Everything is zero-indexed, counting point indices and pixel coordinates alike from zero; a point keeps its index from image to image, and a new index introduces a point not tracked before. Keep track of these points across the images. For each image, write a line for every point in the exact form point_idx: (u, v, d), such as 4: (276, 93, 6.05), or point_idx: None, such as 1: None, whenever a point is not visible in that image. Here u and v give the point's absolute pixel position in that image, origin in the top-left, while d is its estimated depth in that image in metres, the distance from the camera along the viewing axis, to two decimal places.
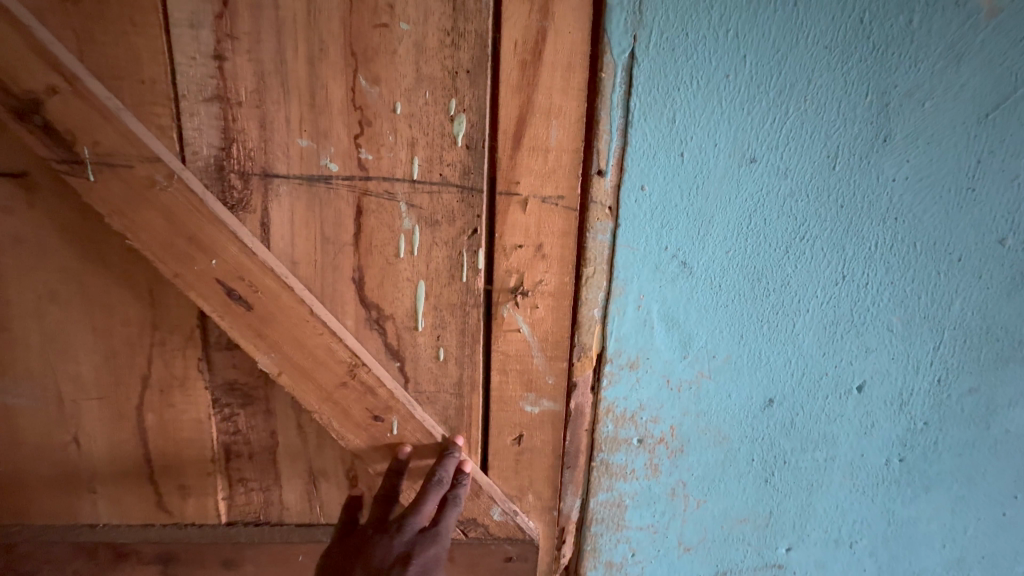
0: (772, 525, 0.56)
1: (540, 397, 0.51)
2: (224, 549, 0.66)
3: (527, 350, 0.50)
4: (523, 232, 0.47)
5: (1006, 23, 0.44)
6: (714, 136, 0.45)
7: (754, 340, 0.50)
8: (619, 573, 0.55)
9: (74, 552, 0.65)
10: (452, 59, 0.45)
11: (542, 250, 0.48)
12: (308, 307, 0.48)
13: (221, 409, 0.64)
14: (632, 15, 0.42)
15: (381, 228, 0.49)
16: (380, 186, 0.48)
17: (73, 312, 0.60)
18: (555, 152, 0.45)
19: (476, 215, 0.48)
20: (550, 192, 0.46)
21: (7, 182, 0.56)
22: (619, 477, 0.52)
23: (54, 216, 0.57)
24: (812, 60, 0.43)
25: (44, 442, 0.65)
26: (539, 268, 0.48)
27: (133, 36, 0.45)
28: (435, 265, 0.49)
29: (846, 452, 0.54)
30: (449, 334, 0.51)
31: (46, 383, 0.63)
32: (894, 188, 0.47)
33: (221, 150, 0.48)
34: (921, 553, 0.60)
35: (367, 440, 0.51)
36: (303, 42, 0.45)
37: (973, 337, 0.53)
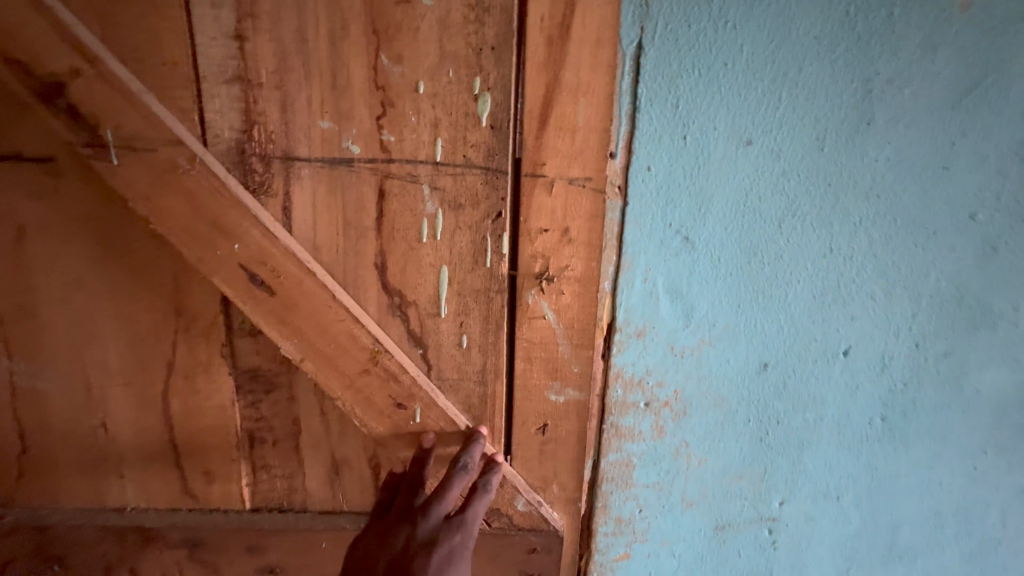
0: (767, 481, 0.60)
1: (564, 387, 0.55)
2: (248, 535, 0.69)
3: (552, 339, 0.54)
4: (550, 217, 0.50)
5: (976, 16, 0.49)
6: (714, 120, 0.48)
7: (750, 309, 0.54)
8: (628, 528, 0.60)
9: (105, 534, 0.68)
10: (477, 34, 0.47)
11: (568, 235, 0.51)
12: (330, 293, 0.51)
13: (245, 395, 0.67)
14: (640, 8, 0.46)
15: (404, 213, 0.52)
16: (403, 169, 0.51)
17: (94, 296, 0.62)
18: (583, 130, 0.48)
19: (501, 198, 0.51)
20: (577, 173, 0.49)
21: (33, 168, 0.58)
22: (627, 439, 0.57)
23: (78, 203, 0.59)
24: (803, 49, 0.47)
25: (72, 427, 0.68)
26: (566, 252, 0.51)
27: (155, 20, 0.48)
28: (461, 251, 0.53)
29: (834, 412, 0.59)
30: (473, 321, 0.54)
31: (73, 369, 0.65)
32: (877, 168, 0.52)
33: (242, 133, 0.51)
34: (900, 505, 0.65)
35: (391, 427, 0.54)
36: (325, 20, 0.47)
37: (949, 304, 0.58)
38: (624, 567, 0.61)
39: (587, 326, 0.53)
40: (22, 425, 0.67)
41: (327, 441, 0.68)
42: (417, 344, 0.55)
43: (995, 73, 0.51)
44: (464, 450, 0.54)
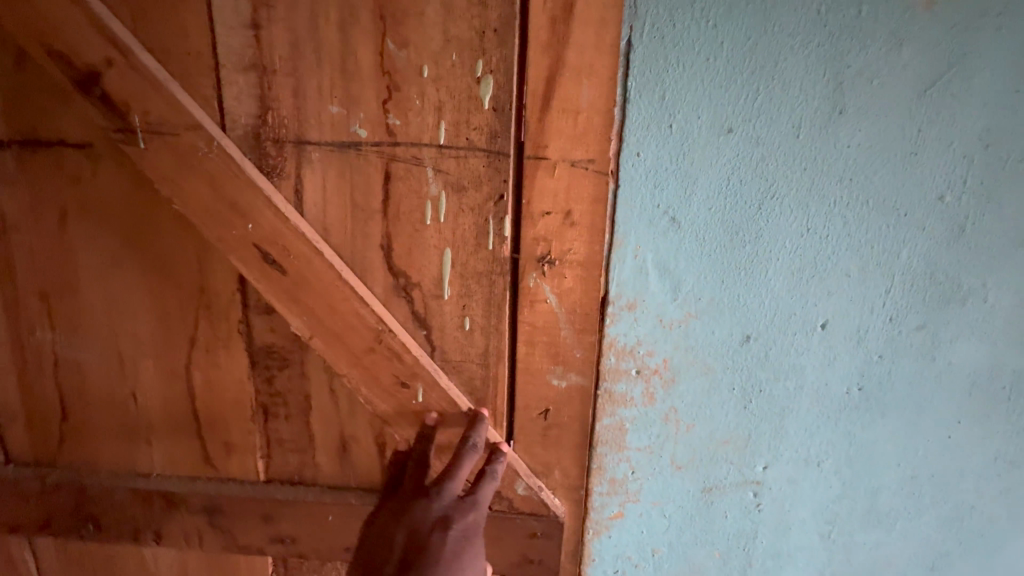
0: (751, 446, 0.65)
1: (567, 371, 0.61)
2: (263, 505, 0.74)
3: (555, 323, 0.59)
4: (553, 199, 0.56)
5: (941, 12, 0.53)
6: (698, 110, 0.53)
7: (733, 284, 0.59)
8: (622, 488, 0.65)
9: (133, 496, 0.74)
10: (480, 17, 0.52)
11: (571, 217, 0.56)
12: (336, 272, 0.58)
13: (262, 371, 0.71)
14: (629, 9, 0.51)
15: (410, 195, 0.58)
16: (408, 152, 0.56)
17: (129, 274, 0.68)
18: (586, 112, 0.53)
19: (503, 179, 0.56)
20: (580, 155, 0.54)
21: (78, 154, 0.63)
22: (621, 404, 0.62)
23: (112, 188, 0.64)
24: (779, 45, 0.52)
25: (108, 397, 0.74)
26: (570, 235, 0.57)
27: (181, 13, 0.54)
28: (466, 235, 0.58)
29: (813, 381, 0.64)
30: (476, 303, 0.60)
31: (108, 343, 0.71)
32: (849, 153, 0.56)
33: (257, 118, 0.56)
34: (879, 471, 0.70)
35: (393, 402, 0.61)
36: (335, 9, 0.53)
37: (920, 281, 0.62)
38: (618, 525, 0.66)
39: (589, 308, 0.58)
40: (63, 393, 0.74)
41: (337, 417, 0.72)
42: (421, 326, 0.62)
43: (959, 65, 0.55)
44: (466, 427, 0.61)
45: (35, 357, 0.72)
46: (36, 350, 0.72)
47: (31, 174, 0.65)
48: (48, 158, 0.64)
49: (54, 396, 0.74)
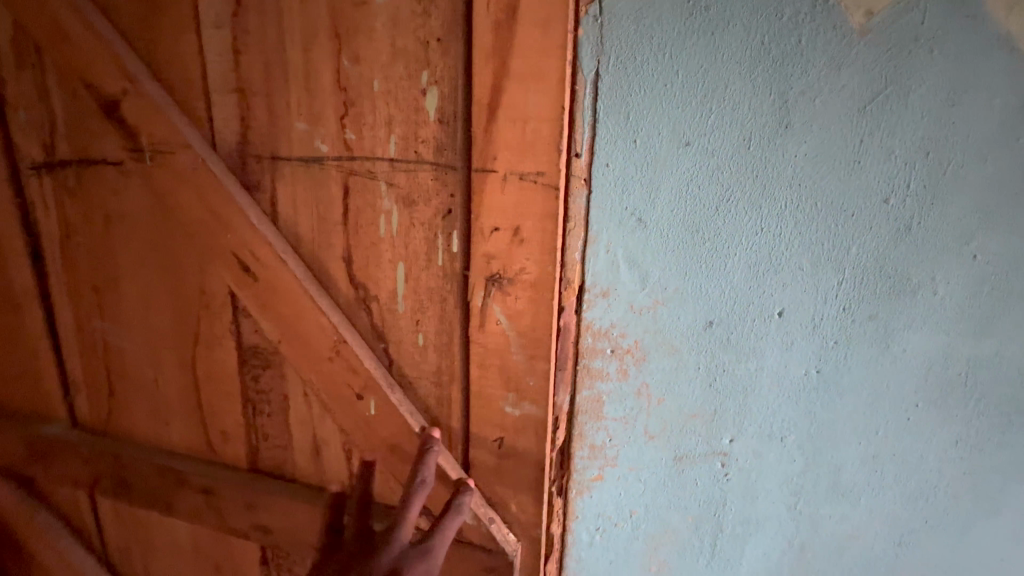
0: (717, 420, 0.74)
1: (520, 401, 0.70)
2: (248, 494, 0.87)
3: (505, 335, 0.68)
4: (503, 218, 0.64)
5: (874, 39, 0.61)
6: (659, 127, 0.63)
7: (696, 276, 0.68)
8: (601, 453, 0.75)
9: (153, 469, 0.91)
10: (424, 27, 0.61)
11: (519, 234, 0.64)
12: (302, 287, 0.72)
13: (250, 369, 0.83)
14: (596, 46, 0.61)
15: (365, 207, 0.69)
16: (363, 166, 0.68)
17: (151, 275, 0.82)
18: (533, 120, 0.60)
19: (449, 193, 0.66)
20: (529, 168, 0.62)
21: (116, 174, 0.78)
22: (598, 378, 0.72)
23: (138, 205, 0.78)
24: (728, 72, 0.61)
25: (140, 376, 0.90)
26: (521, 253, 0.65)
27: (180, 47, 0.70)
28: (423, 251, 0.69)
29: (772, 363, 0.72)
30: (428, 318, 0.72)
31: (139, 331, 0.87)
32: (797, 162, 0.65)
33: (240, 137, 0.71)
34: (839, 448, 0.77)
35: (347, 403, 0.76)
36: (298, 32, 0.65)
37: (871, 274, 0.69)
38: (599, 487, 0.76)
39: (535, 331, 0.67)
40: (109, 373, 0.92)
41: (310, 420, 0.84)
42: (379, 340, 0.75)
43: (894, 84, 0.63)
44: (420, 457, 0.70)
45: (90, 343, 0.91)
46: (90, 337, 0.91)
47: (82, 188, 0.81)
48: (96, 175, 0.79)
49: (104, 375, 0.92)
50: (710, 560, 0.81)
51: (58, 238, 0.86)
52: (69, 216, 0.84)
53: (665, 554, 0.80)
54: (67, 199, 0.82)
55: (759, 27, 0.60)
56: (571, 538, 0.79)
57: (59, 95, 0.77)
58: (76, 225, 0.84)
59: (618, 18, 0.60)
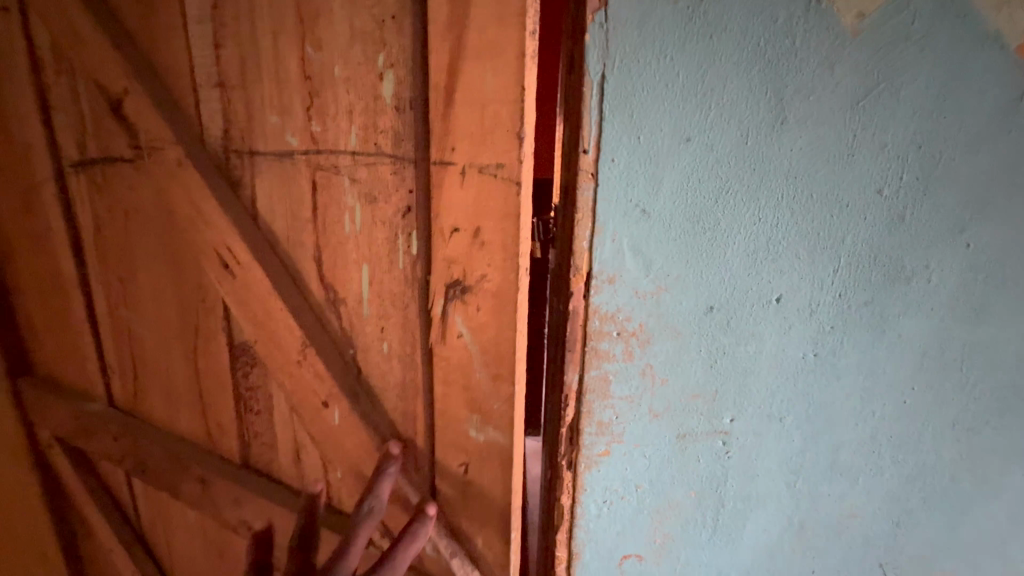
0: (717, 400, 0.78)
1: (484, 425, 0.77)
2: (235, 490, 0.96)
3: (465, 335, 0.73)
4: (464, 222, 0.68)
5: (866, 40, 0.65)
6: (660, 124, 0.68)
7: (697, 264, 0.72)
8: (608, 430, 0.80)
9: (162, 452, 1.01)
10: (379, 9, 0.64)
11: (480, 236, 0.67)
12: (274, 294, 0.80)
13: (242, 364, 0.92)
14: (601, 50, 0.65)
15: (331, 202, 0.75)
16: (329, 159, 0.72)
17: (160, 267, 0.91)
18: (492, 103, 0.61)
19: (408, 190, 0.70)
20: (486, 162, 0.64)
21: (132, 172, 0.86)
22: (605, 359, 0.77)
23: (148, 204, 0.86)
24: (726, 72, 0.66)
25: (154, 361, 1.00)
26: (482, 258, 0.68)
27: (172, 44, 0.76)
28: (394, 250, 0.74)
29: (771, 347, 0.76)
30: (392, 324, 0.78)
31: (152, 319, 0.96)
32: (793, 156, 0.69)
33: (224, 133, 0.78)
34: (837, 429, 0.80)
35: (316, 403, 0.85)
36: (269, 21, 0.69)
37: (866, 262, 0.73)
38: (606, 462, 0.81)
39: (498, 345, 0.72)
40: (129, 361, 1.02)
41: (291, 423, 0.92)
42: (349, 347, 0.83)
43: (886, 81, 0.66)
44: (376, 477, 0.78)
45: (113, 333, 1.01)
46: (112, 328, 1.01)
47: (111, 188, 0.90)
48: (120, 174, 0.88)
49: (125, 363, 1.03)
50: (712, 534, 0.86)
51: (89, 234, 0.95)
52: (102, 212, 0.93)
53: (669, 528, 0.85)
54: (100, 195, 0.92)
55: (755, 30, 0.65)
56: (580, 510, 0.84)
57: (90, 101, 0.85)
58: (106, 222, 0.94)
59: (622, 23, 0.64)
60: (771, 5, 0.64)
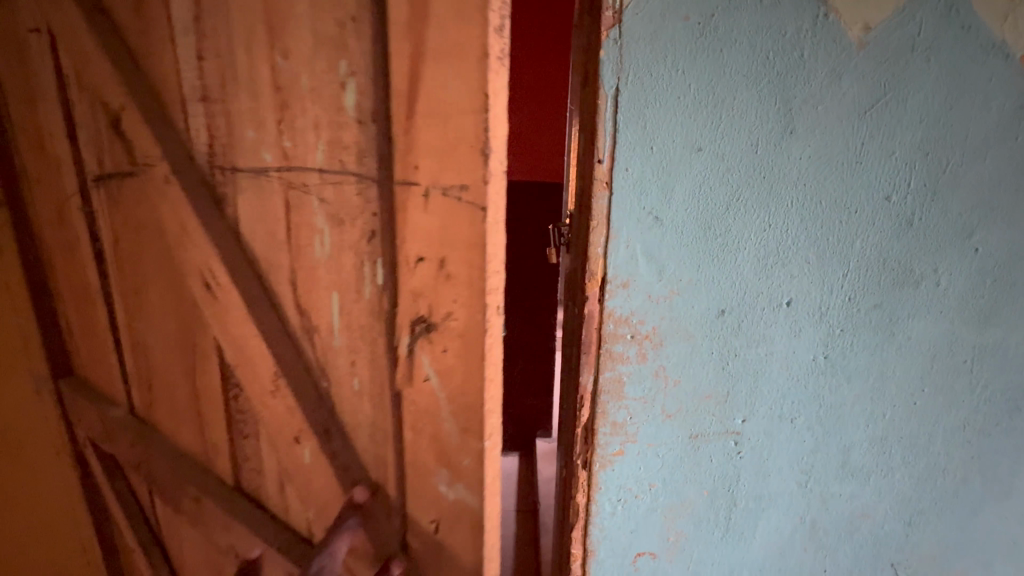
0: (729, 401, 0.80)
1: (455, 481, 0.51)
2: (181, 549, 0.80)
3: (434, 409, 0.50)
4: (427, 242, 0.45)
5: (872, 51, 0.67)
6: (673, 135, 0.70)
7: (708, 269, 0.75)
8: (622, 430, 0.82)
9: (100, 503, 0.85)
10: None
11: (445, 268, 0.45)
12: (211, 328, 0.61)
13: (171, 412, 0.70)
14: (615, 64, 0.68)
15: (250, 205, 0.53)
16: (247, 150, 0.51)
17: (82, 277, 0.71)
18: (430, 61, 0.41)
19: (340, 195, 0.48)
20: (451, 181, 0.43)
21: (42, 158, 0.67)
22: (620, 361, 0.79)
23: (62, 200, 0.68)
24: (735, 84, 0.68)
25: (80, 392, 0.79)
26: (448, 293, 0.46)
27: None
28: (327, 280, 0.52)
29: (782, 349, 0.78)
30: (343, 365, 0.54)
31: (82, 342, 0.77)
32: (802, 164, 0.71)
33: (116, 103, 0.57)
34: (847, 430, 0.82)
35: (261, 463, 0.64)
36: None
37: (875, 267, 0.75)
38: (620, 461, 0.83)
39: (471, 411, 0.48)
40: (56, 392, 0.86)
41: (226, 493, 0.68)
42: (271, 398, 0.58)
43: (893, 91, 0.68)
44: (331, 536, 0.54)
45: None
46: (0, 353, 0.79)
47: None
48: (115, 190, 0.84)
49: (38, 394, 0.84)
50: (724, 533, 0.87)
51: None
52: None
53: (682, 526, 0.87)
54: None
55: (764, 43, 0.67)
56: (595, 508, 0.86)
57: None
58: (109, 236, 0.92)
59: (635, 39, 0.67)
60: (779, 19, 0.66)
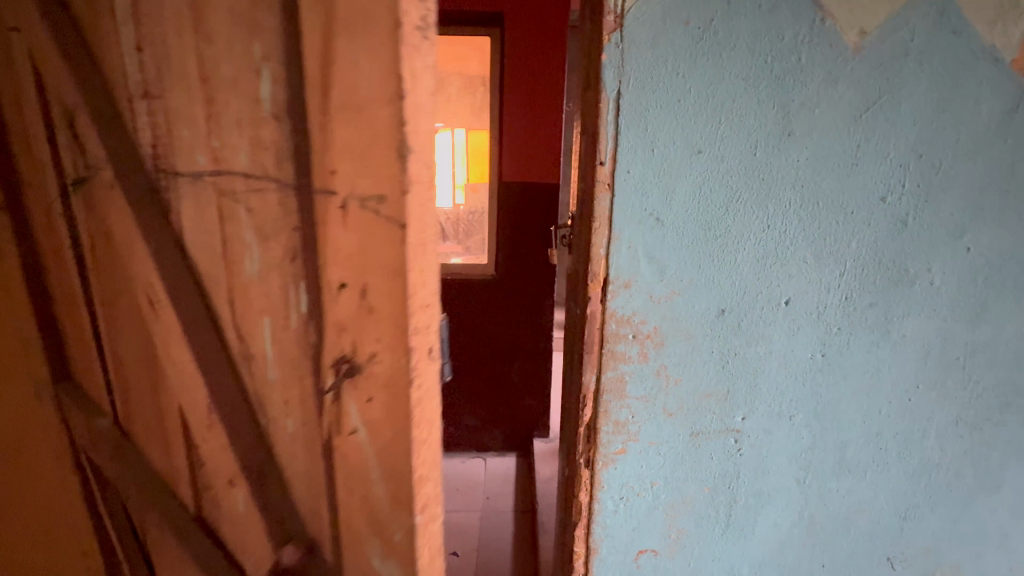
0: (729, 399, 0.82)
1: (388, 556, 0.47)
2: None
3: (368, 455, 0.45)
4: (349, 270, 0.41)
5: (867, 56, 0.69)
6: (673, 138, 0.71)
7: (708, 269, 0.76)
8: (624, 429, 0.83)
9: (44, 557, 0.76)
10: None
11: (367, 300, 0.41)
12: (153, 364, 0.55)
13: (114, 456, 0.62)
14: (617, 68, 0.69)
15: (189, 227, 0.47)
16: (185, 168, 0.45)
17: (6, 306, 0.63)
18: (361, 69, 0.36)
19: (287, 217, 0.43)
20: (368, 192, 0.38)
21: None
22: (621, 360, 0.80)
23: None
24: (734, 87, 0.69)
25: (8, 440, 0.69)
26: (372, 331, 0.41)
27: None
28: (253, 306, 0.47)
29: (780, 348, 0.79)
30: (279, 401, 0.49)
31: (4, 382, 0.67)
32: (800, 166, 0.72)
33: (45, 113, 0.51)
34: (844, 426, 0.83)
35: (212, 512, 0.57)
36: None
37: (870, 266, 0.76)
38: (622, 459, 0.84)
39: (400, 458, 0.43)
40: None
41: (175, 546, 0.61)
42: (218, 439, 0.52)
43: (887, 95, 0.70)
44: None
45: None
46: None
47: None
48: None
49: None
50: (725, 529, 0.89)
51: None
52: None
53: (683, 523, 0.88)
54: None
55: (762, 48, 0.68)
56: (598, 506, 0.87)
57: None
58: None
59: (636, 44, 0.68)
60: (777, 24, 0.68)
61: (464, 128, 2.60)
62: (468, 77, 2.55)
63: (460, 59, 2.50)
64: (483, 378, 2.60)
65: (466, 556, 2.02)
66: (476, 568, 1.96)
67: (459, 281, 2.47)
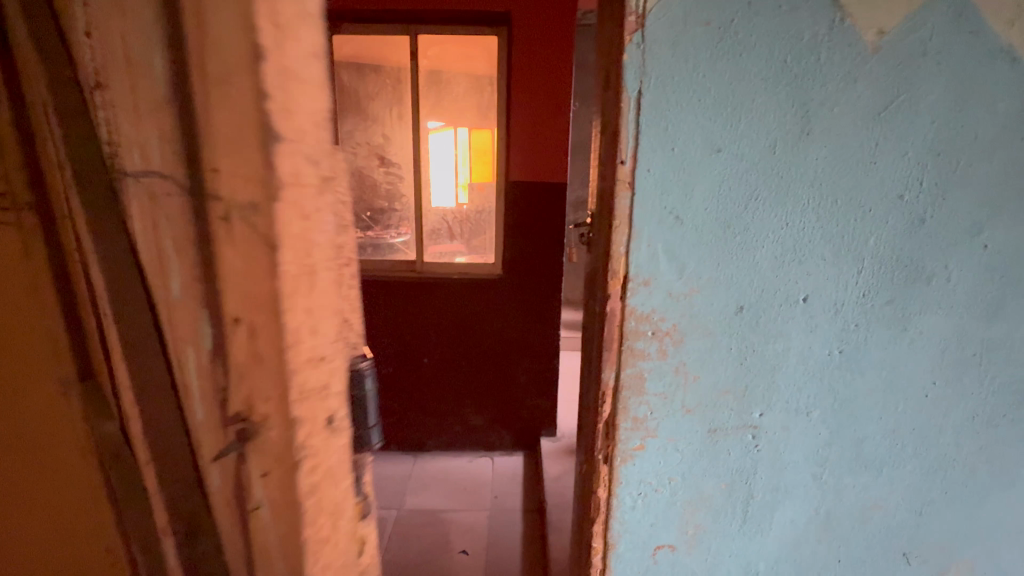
0: (747, 395, 0.82)
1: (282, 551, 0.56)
2: None
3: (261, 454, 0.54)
4: (239, 305, 0.50)
5: (886, 55, 0.69)
6: (693, 137, 0.72)
7: (727, 267, 0.77)
8: (642, 425, 0.84)
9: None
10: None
11: (255, 340, 0.50)
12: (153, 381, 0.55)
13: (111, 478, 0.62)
14: (638, 68, 0.70)
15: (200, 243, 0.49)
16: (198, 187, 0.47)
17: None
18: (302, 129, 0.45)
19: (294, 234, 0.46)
20: (244, 202, 0.46)
21: None
22: (640, 357, 0.81)
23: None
24: (754, 87, 0.70)
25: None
26: (261, 382, 0.51)
27: None
28: (176, 331, 0.53)
29: (798, 344, 0.80)
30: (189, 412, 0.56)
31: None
32: (819, 165, 0.73)
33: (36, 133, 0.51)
34: (860, 422, 0.84)
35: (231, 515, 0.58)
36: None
37: (888, 263, 0.77)
38: (641, 455, 0.85)
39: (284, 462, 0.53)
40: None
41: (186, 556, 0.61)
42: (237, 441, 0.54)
43: (905, 93, 0.70)
44: None
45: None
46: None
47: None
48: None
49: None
50: (742, 524, 0.89)
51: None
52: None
53: (700, 518, 0.89)
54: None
55: (782, 48, 0.69)
56: (616, 502, 0.88)
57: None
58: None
59: (658, 44, 0.69)
60: (797, 24, 0.68)
61: (464, 128, 2.62)
62: (476, 77, 2.55)
63: (467, 59, 2.50)
64: (490, 377, 2.61)
65: (475, 555, 2.03)
66: (485, 566, 1.97)
67: (466, 281, 2.48)
